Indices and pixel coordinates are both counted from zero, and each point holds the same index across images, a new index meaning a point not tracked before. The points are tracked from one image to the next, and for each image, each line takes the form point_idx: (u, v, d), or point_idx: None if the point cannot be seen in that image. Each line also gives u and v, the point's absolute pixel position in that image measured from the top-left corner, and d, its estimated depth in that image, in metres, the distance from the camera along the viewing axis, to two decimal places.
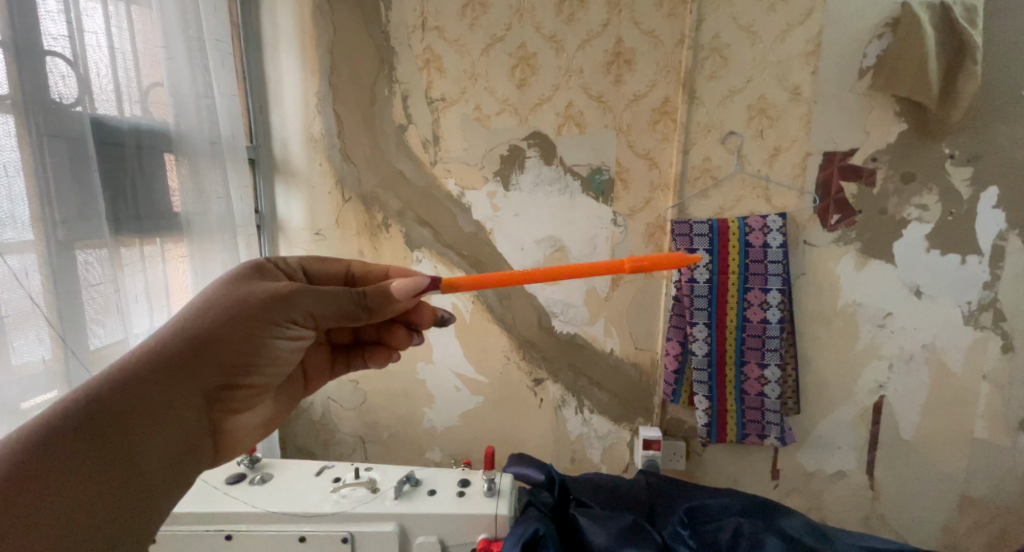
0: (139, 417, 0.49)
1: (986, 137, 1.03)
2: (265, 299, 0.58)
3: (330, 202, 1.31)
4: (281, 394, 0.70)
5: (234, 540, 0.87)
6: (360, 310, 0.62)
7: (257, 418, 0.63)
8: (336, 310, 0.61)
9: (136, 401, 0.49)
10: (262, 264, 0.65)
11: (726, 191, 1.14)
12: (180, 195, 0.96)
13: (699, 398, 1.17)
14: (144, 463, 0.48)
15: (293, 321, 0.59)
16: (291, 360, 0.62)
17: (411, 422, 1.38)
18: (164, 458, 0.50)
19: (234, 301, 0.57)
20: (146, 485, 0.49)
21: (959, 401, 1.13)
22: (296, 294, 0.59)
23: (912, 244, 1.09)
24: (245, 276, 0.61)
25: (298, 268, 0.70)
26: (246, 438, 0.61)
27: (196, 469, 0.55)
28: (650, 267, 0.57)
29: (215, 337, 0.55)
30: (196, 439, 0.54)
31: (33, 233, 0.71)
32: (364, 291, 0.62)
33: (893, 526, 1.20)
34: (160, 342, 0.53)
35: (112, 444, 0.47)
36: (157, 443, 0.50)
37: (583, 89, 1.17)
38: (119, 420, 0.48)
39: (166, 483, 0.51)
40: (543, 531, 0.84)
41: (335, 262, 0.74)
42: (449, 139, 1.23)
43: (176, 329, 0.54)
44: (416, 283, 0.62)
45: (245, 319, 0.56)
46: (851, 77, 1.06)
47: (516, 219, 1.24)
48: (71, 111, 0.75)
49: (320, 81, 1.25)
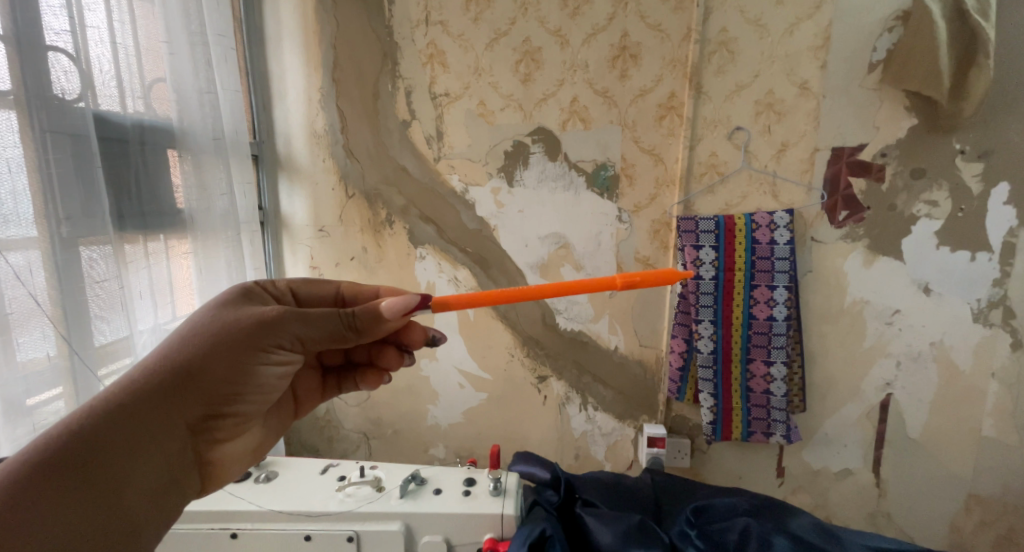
0: (123, 452, 0.49)
1: (997, 132, 1.01)
2: (251, 324, 0.57)
3: (333, 197, 1.30)
4: (270, 419, 0.70)
5: (239, 538, 0.87)
6: (348, 331, 0.60)
7: (244, 446, 0.62)
8: (324, 334, 0.59)
9: (119, 432, 0.49)
10: (249, 288, 0.64)
11: (732, 187, 1.13)
12: (184, 192, 0.95)
13: (703, 396, 1.16)
14: (127, 494, 0.48)
15: (280, 346, 0.59)
16: (279, 385, 0.62)
17: (415, 419, 1.38)
18: (148, 488, 0.50)
19: (221, 328, 0.56)
20: (131, 519, 0.49)
21: (967, 399, 1.12)
22: (282, 318, 0.58)
23: (921, 240, 1.08)
24: (232, 301, 0.60)
25: (286, 292, 0.69)
26: (235, 466, 0.61)
27: (182, 499, 0.55)
28: (644, 283, 0.56)
29: (198, 364, 0.54)
30: (181, 471, 0.54)
31: (37, 230, 0.71)
32: (353, 311, 0.60)
33: (899, 524, 1.20)
34: (144, 371, 0.53)
35: (95, 476, 0.47)
36: (139, 475, 0.50)
37: (588, 84, 1.15)
38: (103, 453, 0.48)
39: (149, 514, 0.51)
40: (550, 531, 0.84)
41: (326, 284, 0.73)
42: (453, 134, 1.23)
43: (160, 358, 0.54)
44: (405, 301, 0.60)
45: (232, 345, 0.56)
46: (860, 71, 1.05)
47: (520, 215, 1.23)
48: (73, 107, 0.74)
49: (323, 77, 1.24)
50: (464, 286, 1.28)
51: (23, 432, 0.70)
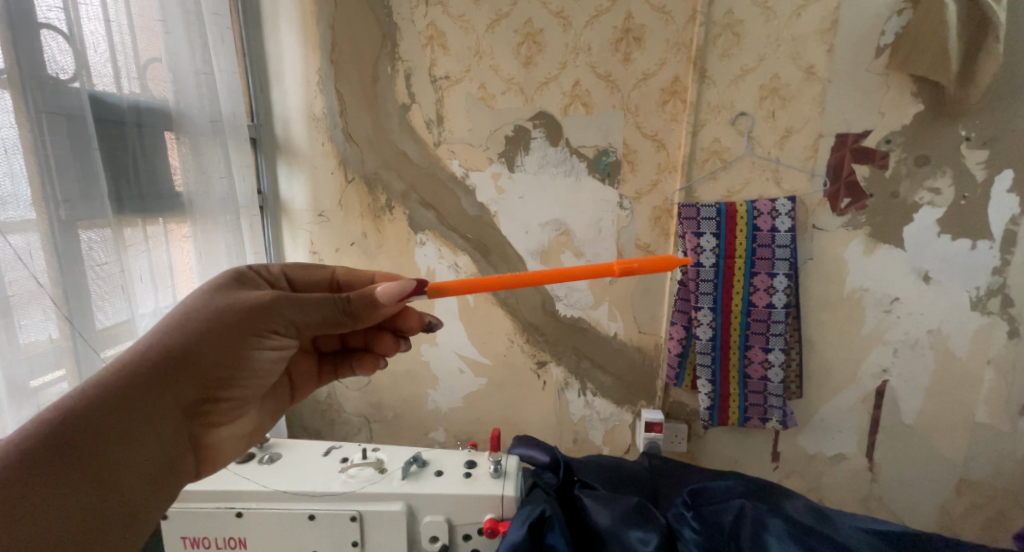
0: (119, 434, 0.49)
1: (1003, 119, 1.00)
2: (245, 309, 0.57)
3: (333, 182, 1.29)
4: (266, 403, 0.70)
5: (244, 518, 0.88)
6: (343, 316, 0.60)
7: (240, 430, 0.63)
8: (319, 319, 0.59)
9: (115, 416, 0.49)
10: (243, 273, 0.64)
11: (735, 174, 1.13)
12: (182, 174, 0.95)
13: (701, 382, 1.17)
14: (124, 477, 0.49)
15: (275, 331, 0.59)
16: (274, 370, 0.62)
17: (415, 403, 1.39)
18: (145, 471, 0.50)
19: (214, 312, 0.56)
20: (128, 501, 0.49)
21: (962, 386, 1.13)
22: (276, 303, 0.58)
23: (922, 228, 1.08)
24: (226, 286, 0.60)
25: (281, 277, 0.69)
26: (231, 449, 0.62)
27: (179, 482, 0.55)
28: (642, 269, 0.56)
29: (192, 349, 0.54)
30: (176, 454, 0.54)
31: (35, 212, 0.70)
32: (348, 297, 0.60)
33: (890, 507, 1.22)
34: (138, 355, 0.52)
35: (91, 459, 0.47)
36: (136, 457, 0.50)
37: (590, 68, 1.14)
38: (99, 436, 0.48)
39: (146, 496, 0.51)
40: (549, 512, 0.86)
41: (320, 270, 0.73)
42: (453, 119, 1.21)
43: (154, 343, 0.53)
44: (401, 287, 0.60)
45: (225, 329, 0.56)
46: (867, 56, 1.03)
47: (521, 201, 1.22)
48: (68, 87, 0.73)
49: (321, 58, 1.22)
50: (464, 272, 1.28)
51: (27, 412, 0.71)
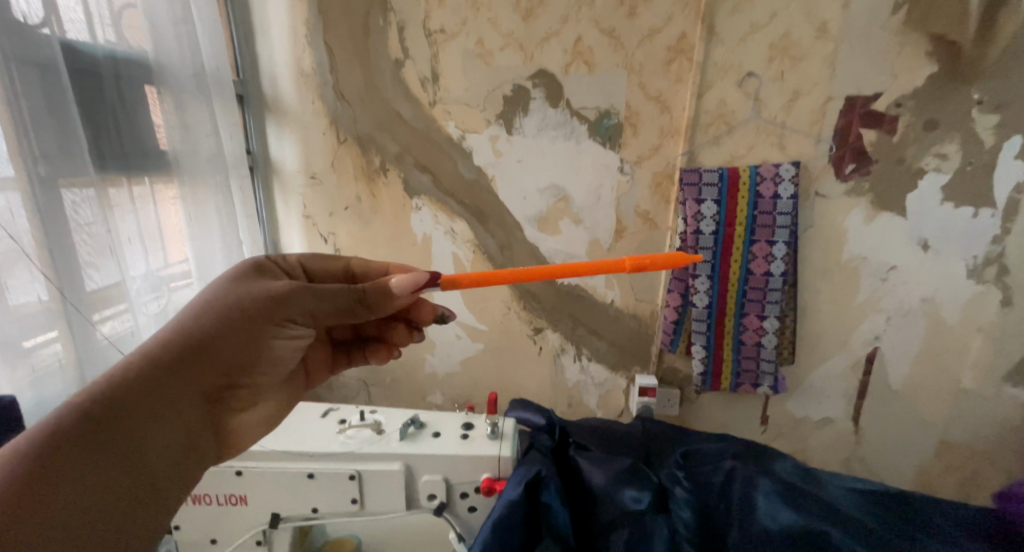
0: (145, 417, 0.48)
1: (1018, 81, 0.97)
2: (264, 299, 0.57)
3: (325, 143, 1.25)
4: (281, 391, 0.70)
5: (244, 475, 0.88)
6: (358, 307, 0.60)
7: (256, 417, 0.63)
8: (336, 309, 0.59)
9: (140, 398, 0.48)
10: (260, 263, 0.65)
11: (739, 138, 1.10)
12: (166, 132, 0.91)
13: (696, 348, 1.18)
14: (152, 459, 0.47)
15: (292, 320, 0.59)
16: (290, 358, 0.62)
17: (412, 368, 1.39)
18: (171, 453, 0.49)
19: (234, 302, 0.57)
20: (156, 483, 0.47)
21: (952, 353, 1.15)
22: (294, 294, 0.58)
23: (925, 195, 1.07)
24: (244, 276, 0.61)
25: (297, 267, 0.69)
26: (248, 436, 0.61)
27: (200, 467, 0.54)
28: (653, 265, 0.55)
29: (213, 336, 0.54)
30: (199, 438, 0.53)
31: (13, 168, 0.66)
32: (362, 288, 0.60)
33: (871, 467, 1.26)
34: (160, 342, 0.52)
35: (120, 439, 0.45)
36: (163, 439, 0.49)
37: (593, 23, 1.09)
38: (127, 417, 0.46)
39: (173, 479, 0.49)
40: (545, 472, 0.88)
41: (335, 260, 0.73)
42: (449, 77, 1.16)
43: (175, 330, 0.53)
44: (414, 279, 0.60)
45: (245, 319, 0.56)
46: (884, 12, 0.99)
47: (519, 165, 1.19)
48: (36, 33, 0.68)
49: (310, 10, 1.16)
50: (461, 238, 1.26)
51: (22, 374, 0.70)
